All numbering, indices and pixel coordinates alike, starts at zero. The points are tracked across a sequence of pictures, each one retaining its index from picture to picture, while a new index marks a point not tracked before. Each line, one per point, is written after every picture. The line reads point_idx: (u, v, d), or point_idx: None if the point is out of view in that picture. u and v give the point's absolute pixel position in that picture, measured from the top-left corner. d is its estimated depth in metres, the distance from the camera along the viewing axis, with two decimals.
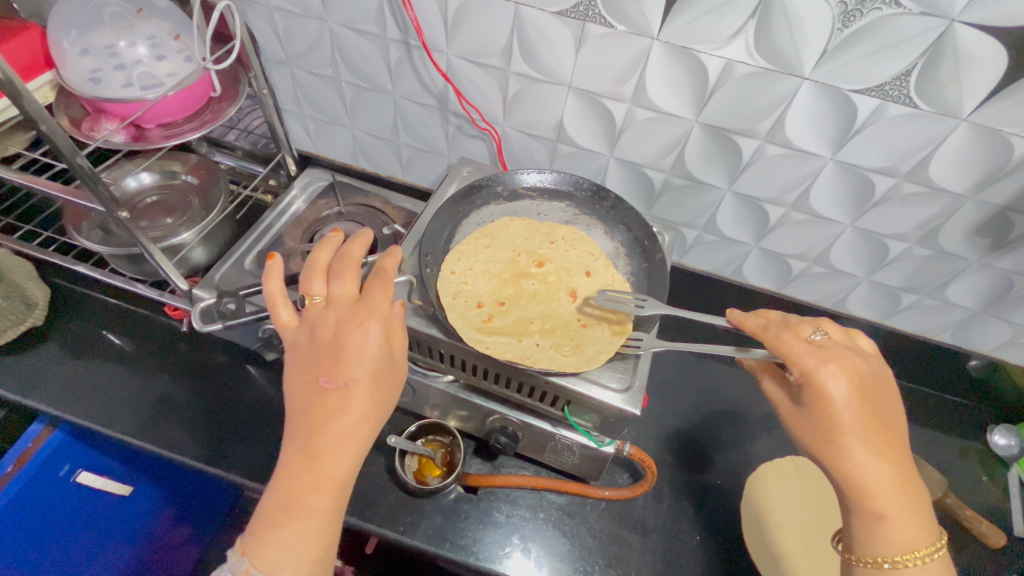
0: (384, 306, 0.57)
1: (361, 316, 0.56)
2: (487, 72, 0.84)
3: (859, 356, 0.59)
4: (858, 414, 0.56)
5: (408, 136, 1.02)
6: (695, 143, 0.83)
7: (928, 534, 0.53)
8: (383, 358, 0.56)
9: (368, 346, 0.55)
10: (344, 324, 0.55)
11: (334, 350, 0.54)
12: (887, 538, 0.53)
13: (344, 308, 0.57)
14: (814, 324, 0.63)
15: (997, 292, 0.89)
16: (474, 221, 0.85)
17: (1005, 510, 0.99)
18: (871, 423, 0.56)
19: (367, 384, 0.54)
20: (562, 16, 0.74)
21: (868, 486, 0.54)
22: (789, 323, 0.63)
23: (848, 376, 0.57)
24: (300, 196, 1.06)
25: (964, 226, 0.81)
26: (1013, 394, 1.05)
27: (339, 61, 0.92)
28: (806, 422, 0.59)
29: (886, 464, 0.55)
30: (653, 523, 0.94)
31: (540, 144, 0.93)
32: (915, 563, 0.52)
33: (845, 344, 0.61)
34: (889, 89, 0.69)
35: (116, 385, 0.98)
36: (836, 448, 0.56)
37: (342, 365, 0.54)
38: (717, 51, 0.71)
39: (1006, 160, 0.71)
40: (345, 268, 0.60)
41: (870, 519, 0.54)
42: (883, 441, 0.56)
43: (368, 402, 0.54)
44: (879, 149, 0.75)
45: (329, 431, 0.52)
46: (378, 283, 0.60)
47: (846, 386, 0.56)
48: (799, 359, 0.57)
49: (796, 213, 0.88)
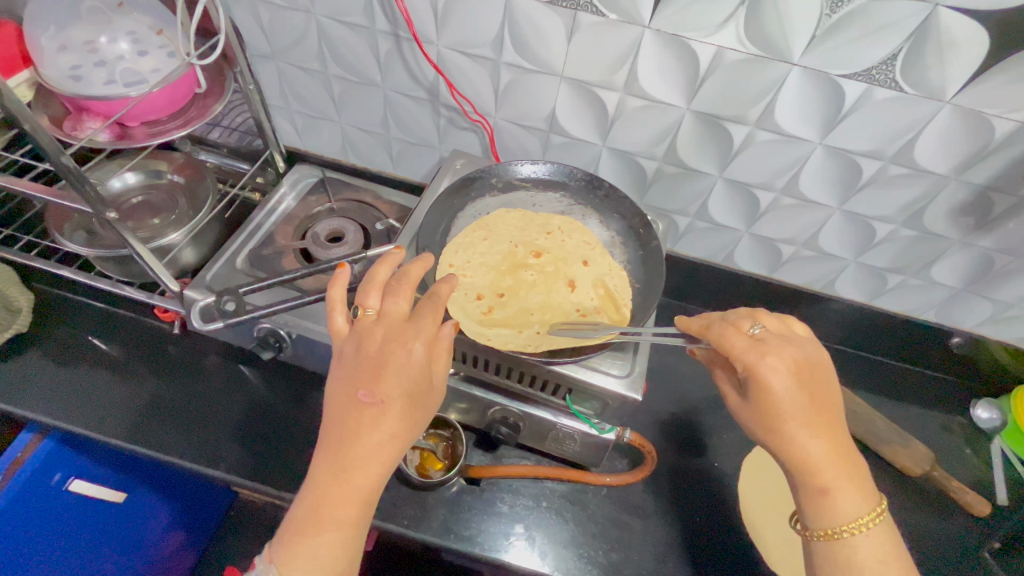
0: (430, 329, 0.57)
1: (407, 335, 0.56)
2: (478, 63, 0.84)
3: (794, 343, 0.60)
4: (797, 398, 0.57)
5: (398, 130, 1.01)
6: (687, 131, 0.84)
7: (869, 502, 0.56)
8: (421, 381, 0.55)
9: (409, 366, 0.54)
10: (387, 342, 0.55)
11: (375, 366, 0.54)
12: (833, 510, 0.55)
13: (391, 324, 0.57)
14: (752, 317, 0.63)
15: (979, 270, 0.92)
16: (469, 213, 0.85)
17: (989, 480, 1.03)
18: (810, 405, 0.57)
19: (403, 403, 0.53)
20: (553, 5, 0.74)
21: (810, 464, 0.56)
22: (728, 321, 0.64)
23: (787, 364, 0.58)
24: (290, 194, 1.05)
25: (947, 207, 0.83)
26: (995, 368, 1.09)
27: (327, 55, 0.91)
28: (752, 411, 0.60)
29: (825, 441, 0.57)
30: (654, 507, 0.96)
31: (532, 134, 0.93)
32: (859, 531, 0.54)
33: (783, 333, 0.63)
34: (875, 73, 0.70)
35: (108, 390, 0.96)
36: (779, 434, 0.57)
37: (381, 382, 0.53)
38: (708, 38, 0.72)
39: (987, 141, 0.73)
40: (402, 285, 0.60)
41: (816, 494, 0.57)
42: (821, 419, 0.58)
43: (401, 423, 0.53)
44: (866, 133, 0.77)
45: (361, 447, 0.52)
46: (429, 305, 0.59)
47: (786, 375, 0.57)
48: (741, 354, 0.58)
49: (785, 197, 0.90)
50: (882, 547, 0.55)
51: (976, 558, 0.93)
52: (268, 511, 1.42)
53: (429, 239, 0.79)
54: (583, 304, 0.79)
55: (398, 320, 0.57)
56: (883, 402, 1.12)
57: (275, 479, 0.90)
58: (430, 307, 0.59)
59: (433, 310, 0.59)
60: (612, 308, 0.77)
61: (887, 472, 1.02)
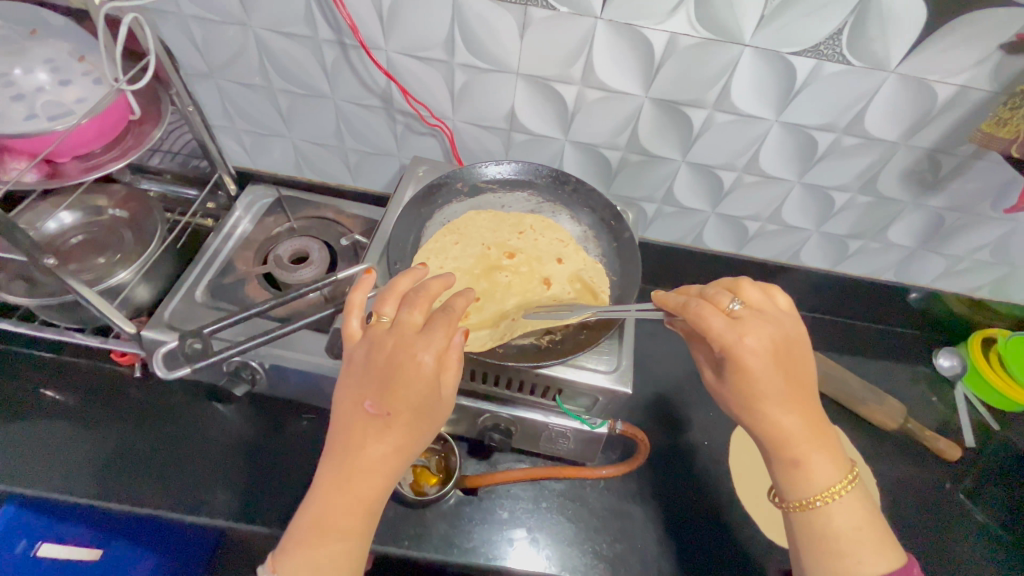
0: (442, 341, 0.53)
1: (417, 348, 0.52)
2: (431, 66, 0.81)
3: (771, 320, 0.59)
4: (772, 376, 0.57)
5: (354, 140, 0.97)
6: (647, 118, 0.84)
7: (841, 470, 0.57)
8: (429, 397, 0.52)
9: (417, 379, 0.51)
10: (395, 353, 0.52)
11: (382, 379, 0.51)
12: (806, 480, 0.57)
13: (402, 335, 0.53)
14: (732, 292, 0.61)
15: (932, 228, 0.97)
16: (438, 220, 0.83)
17: (956, 424, 1.09)
18: (784, 381, 0.58)
19: (408, 418, 0.51)
20: (502, 3, 0.72)
21: (783, 438, 0.58)
22: (706, 296, 0.62)
23: (764, 343, 0.57)
24: (246, 217, 1.00)
25: (898, 171, 0.87)
26: (951, 318, 1.15)
27: (269, 68, 0.87)
28: (728, 388, 0.61)
29: (798, 415, 0.58)
30: (651, 492, 0.97)
31: (493, 134, 0.91)
32: (832, 500, 0.56)
33: (764, 308, 0.60)
34: (823, 48, 0.71)
35: (68, 446, 0.89)
36: (753, 411, 0.58)
37: (389, 394, 0.51)
38: (659, 25, 0.72)
39: (931, 106, 0.76)
40: (419, 294, 0.56)
41: (789, 466, 0.58)
42: (796, 394, 0.58)
43: (404, 436, 0.52)
44: (819, 107, 0.78)
45: (364, 457, 0.51)
46: (442, 314, 0.54)
47: (762, 353, 0.57)
48: (719, 335, 0.57)
49: (747, 175, 0.91)
50: (856, 512, 0.57)
51: (952, 501, 0.98)
52: (260, 549, 1.36)
53: (400, 251, 0.77)
54: (560, 298, 0.78)
55: (411, 329, 0.53)
56: (855, 362, 1.16)
57: (263, 516, 0.86)
58: (447, 316, 0.55)
59: (449, 322, 0.54)
60: (589, 298, 0.77)
61: (865, 430, 1.06)
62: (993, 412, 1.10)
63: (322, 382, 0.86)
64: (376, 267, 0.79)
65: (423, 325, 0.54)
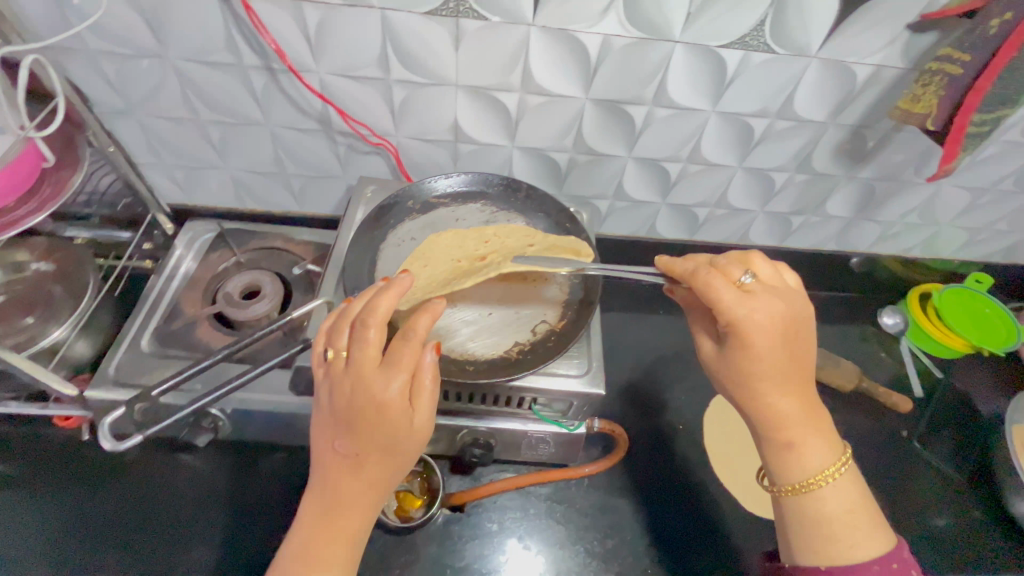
0: (403, 377, 0.52)
1: (377, 387, 0.52)
2: (367, 84, 0.79)
3: (782, 298, 0.60)
4: (777, 354, 0.59)
5: (295, 165, 0.94)
6: (591, 118, 0.85)
7: (834, 454, 0.60)
8: (399, 433, 0.53)
9: (380, 417, 0.52)
10: (356, 395, 0.52)
11: (347, 419, 0.53)
12: (801, 464, 0.60)
13: (362, 374, 0.52)
14: (744, 265, 0.63)
15: (865, 198, 1.02)
16: (393, 240, 0.80)
17: (906, 377, 1.16)
18: (786, 362, 0.60)
19: (379, 455, 0.53)
20: (432, 16, 0.71)
21: (781, 421, 0.60)
22: (718, 266, 0.63)
23: (773, 318, 0.59)
24: (188, 255, 0.95)
25: (830, 148, 0.91)
26: (891, 277, 1.22)
27: (194, 99, 0.82)
28: (727, 365, 0.62)
29: (794, 399, 0.61)
30: (634, 483, 0.98)
31: (439, 147, 0.90)
32: (826, 484, 0.59)
33: (774, 283, 0.62)
34: (749, 39, 0.74)
35: (16, 526, 0.83)
36: (753, 392, 0.60)
37: (355, 434, 0.53)
38: (592, 28, 0.72)
39: (852, 86, 0.80)
40: (369, 322, 0.53)
41: (784, 450, 0.61)
42: (795, 377, 0.61)
43: (380, 470, 0.54)
44: (751, 95, 0.81)
45: (341, 492, 0.54)
46: (401, 345, 0.53)
47: (769, 332, 0.58)
48: (728, 309, 0.58)
49: (692, 165, 0.94)
50: (847, 496, 0.59)
51: (909, 450, 1.05)
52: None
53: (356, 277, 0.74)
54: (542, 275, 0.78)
55: (371, 365, 0.52)
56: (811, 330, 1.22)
57: (242, 567, 0.83)
58: (406, 347, 0.53)
59: (410, 354, 0.53)
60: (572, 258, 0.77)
61: (826, 393, 1.12)
62: (936, 361, 1.18)
63: (290, 420, 0.83)
64: (333, 297, 0.77)
65: (383, 360, 0.53)
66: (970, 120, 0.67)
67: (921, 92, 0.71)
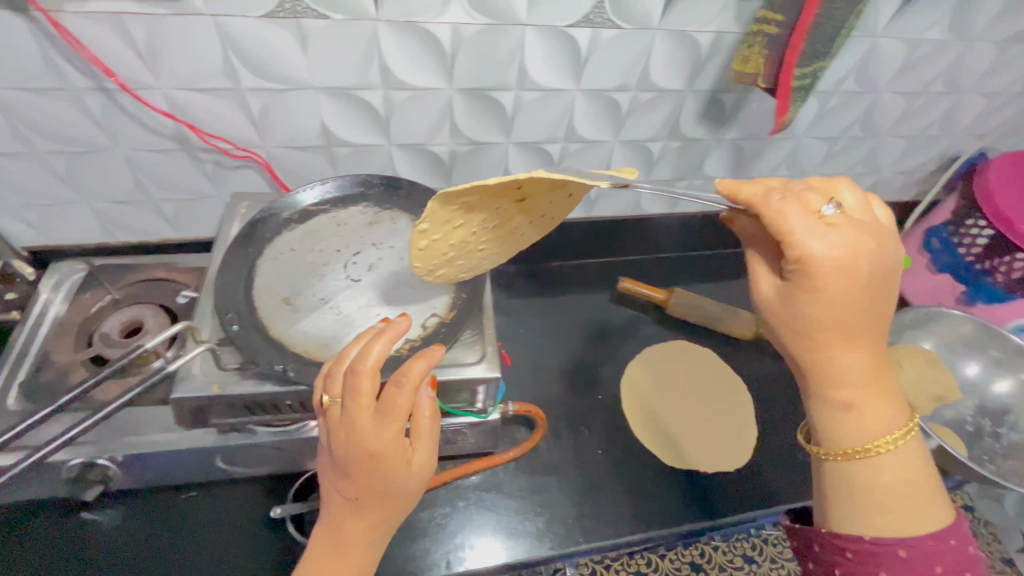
0: (392, 427, 0.55)
1: (371, 437, 0.54)
2: (217, 97, 0.76)
3: (874, 235, 0.53)
4: (850, 299, 0.52)
5: (162, 190, 0.88)
6: (461, 109, 0.85)
7: (900, 420, 0.54)
8: (393, 478, 0.56)
9: (380, 467, 0.55)
10: (350, 447, 0.55)
11: (349, 469, 0.55)
12: (859, 425, 0.54)
13: (358, 425, 0.54)
14: (826, 196, 0.56)
15: (737, 157, 1.08)
16: (270, 255, 0.77)
17: None
18: (858, 307, 0.53)
19: (379, 501, 0.56)
20: (271, 21, 0.69)
21: (839, 376, 0.54)
22: (796, 194, 0.56)
23: (850, 254, 0.52)
24: (58, 297, 0.88)
25: (694, 114, 0.96)
26: None
27: (27, 130, 0.76)
28: (783, 316, 0.56)
29: (862, 354, 0.54)
30: (562, 459, 1.00)
31: (313, 153, 0.88)
32: (886, 449, 0.53)
33: (862, 219, 0.55)
34: (593, 17, 0.77)
35: None
36: (815, 345, 0.54)
37: (358, 483, 0.56)
38: (439, 18, 0.73)
39: (699, 51, 0.84)
40: (363, 371, 0.54)
41: (838, 409, 0.55)
42: (863, 332, 0.54)
43: (382, 514, 0.57)
44: (609, 70, 0.84)
45: (346, 535, 0.57)
46: (392, 390, 0.55)
47: (842, 272, 0.51)
48: (796, 241, 0.51)
49: (571, 144, 0.96)
50: (908, 467, 0.54)
51: None
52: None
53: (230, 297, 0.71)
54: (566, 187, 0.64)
55: (364, 424, 0.54)
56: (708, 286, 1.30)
57: None
58: (402, 392, 0.54)
59: (402, 401, 0.54)
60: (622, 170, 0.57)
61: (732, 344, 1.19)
62: None
63: (187, 458, 0.78)
64: (210, 321, 0.73)
65: (381, 410, 0.54)
66: (794, 73, 0.72)
67: (749, 53, 0.77)
